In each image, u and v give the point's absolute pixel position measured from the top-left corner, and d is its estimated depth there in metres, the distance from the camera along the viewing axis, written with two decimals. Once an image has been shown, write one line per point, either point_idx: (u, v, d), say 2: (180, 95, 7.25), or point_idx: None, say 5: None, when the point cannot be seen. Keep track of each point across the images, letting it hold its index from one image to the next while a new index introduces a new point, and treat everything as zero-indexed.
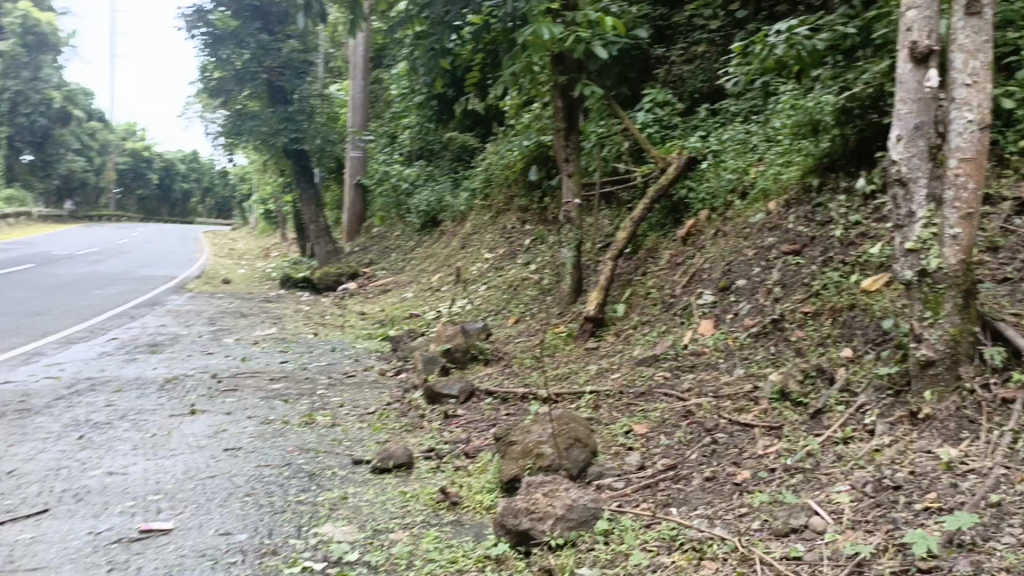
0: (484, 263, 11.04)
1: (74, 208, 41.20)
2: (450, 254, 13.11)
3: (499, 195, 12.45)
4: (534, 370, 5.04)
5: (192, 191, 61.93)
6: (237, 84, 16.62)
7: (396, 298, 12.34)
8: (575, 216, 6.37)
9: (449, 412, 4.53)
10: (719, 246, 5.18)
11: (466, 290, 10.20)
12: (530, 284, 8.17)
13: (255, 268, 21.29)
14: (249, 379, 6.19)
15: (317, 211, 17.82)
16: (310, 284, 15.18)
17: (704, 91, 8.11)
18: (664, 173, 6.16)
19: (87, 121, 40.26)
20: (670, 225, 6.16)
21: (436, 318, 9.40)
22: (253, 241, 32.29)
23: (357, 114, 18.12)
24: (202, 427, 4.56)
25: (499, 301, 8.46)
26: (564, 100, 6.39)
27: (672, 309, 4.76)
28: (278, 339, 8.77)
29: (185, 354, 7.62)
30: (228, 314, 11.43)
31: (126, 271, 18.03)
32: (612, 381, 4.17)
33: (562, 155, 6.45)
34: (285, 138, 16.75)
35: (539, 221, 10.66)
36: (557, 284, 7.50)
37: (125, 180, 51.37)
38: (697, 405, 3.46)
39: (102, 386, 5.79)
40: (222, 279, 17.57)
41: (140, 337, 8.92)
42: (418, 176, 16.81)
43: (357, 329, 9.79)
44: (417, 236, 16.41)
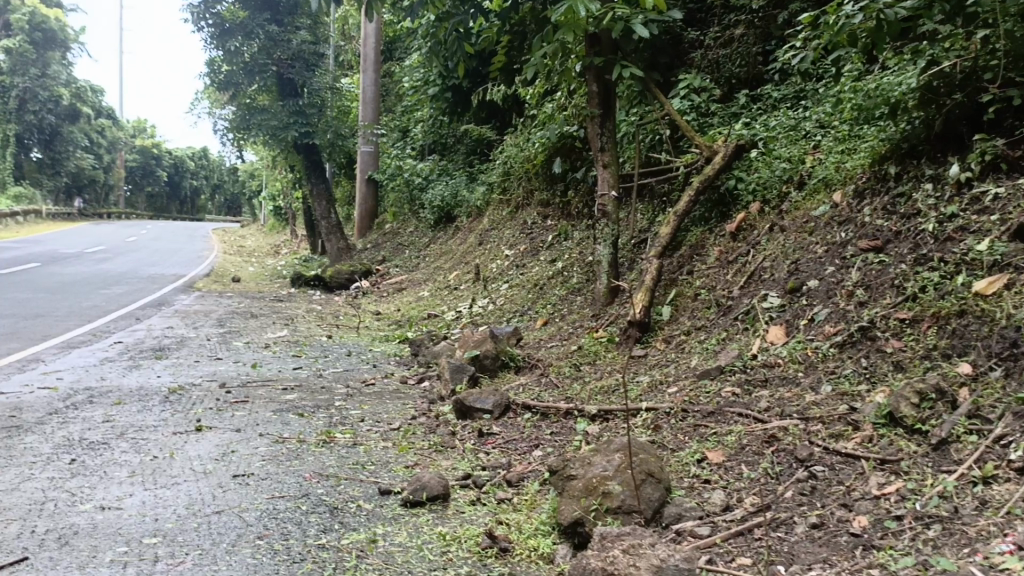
0: (504, 261, 10.57)
1: (83, 206, 40.93)
2: (467, 250, 12.66)
3: (518, 189, 11.98)
4: (575, 381, 4.56)
5: (201, 187, 61.70)
6: (246, 77, 16.18)
7: (412, 296, 11.89)
8: (611, 210, 5.89)
9: (484, 430, 4.05)
10: (778, 242, 4.68)
11: (486, 290, 9.72)
12: (557, 284, 7.68)
13: (265, 265, 20.88)
14: (261, 388, 5.72)
15: (328, 207, 17.38)
16: (322, 282, 14.75)
17: (741, 77, 7.61)
18: (709, 163, 5.66)
19: (97, 118, 39.99)
20: (716, 219, 5.66)
21: (456, 319, 8.93)
22: (263, 238, 31.92)
23: (368, 107, 17.67)
24: (207, 447, 4.09)
25: (523, 302, 7.97)
26: (599, 85, 5.92)
27: (730, 313, 4.26)
28: (290, 342, 8.31)
29: (193, 359, 7.16)
30: (238, 315, 11.00)
31: (134, 270, 17.63)
32: (670, 396, 3.68)
33: (596, 144, 5.96)
34: (295, 132, 16.29)
35: (562, 216, 10.19)
36: (588, 283, 7.02)
37: (135, 178, 51.17)
38: (781, 429, 2.97)
39: (101, 398, 5.34)
40: (231, 277, 17.16)
41: (146, 340, 8.48)
42: (432, 171, 16.60)
43: (373, 330, 9.34)
44: (432, 233, 15.94)
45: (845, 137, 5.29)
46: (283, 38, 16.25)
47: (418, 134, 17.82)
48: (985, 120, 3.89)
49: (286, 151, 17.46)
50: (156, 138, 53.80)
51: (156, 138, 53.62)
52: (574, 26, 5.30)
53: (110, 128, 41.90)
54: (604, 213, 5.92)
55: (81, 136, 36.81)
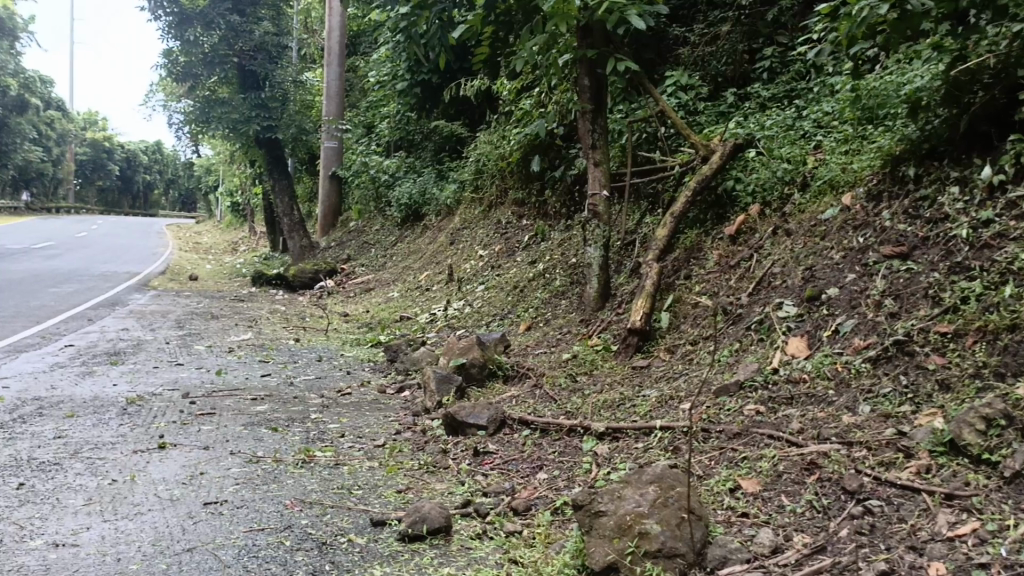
0: (478, 262, 10.24)
1: (32, 200, 39.57)
2: (437, 250, 12.32)
3: (491, 187, 11.66)
4: (573, 393, 4.27)
5: (156, 182, 60.25)
6: (205, 68, 15.60)
7: (381, 297, 11.52)
8: (602, 210, 5.62)
9: (480, 448, 3.75)
10: (786, 247, 4.44)
11: (460, 292, 9.39)
12: (539, 286, 7.38)
13: (224, 263, 20.25)
14: (227, 398, 5.32)
15: (291, 204, 16.87)
16: (285, 282, 14.28)
17: (728, 75, 7.40)
18: (705, 163, 5.40)
19: (47, 110, 38.71)
20: (713, 222, 5.41)
21: (430, 322, 8.58)
22: (219, 235, 31.17)
23: (332, 102, 17.21)
24: (173, 469, 3.70)
25: (503, 306, 7.66)
26: (592, 78, 5.63)
27: (740, 322, 4.00)
28: (255, 346, 7.90)
29: (151, 365, 6.71)
30: (198, 316, 10.52)
31: (85, 267, 16.97)
32: (686, 413, 3.40)
33: (587, 141, 5.67)
34: (256, 126, 15.75)
35: (538, 216, 9.93)
36: (573, 287, 6.75)
37: (86, 171, 49.71)
38: (821, 454, 2.71)
39: (51, 410, 4.89)
40: (189, 275, 16.58)
41: (100, 344, 7.99)
42: (399, 168, 16.20)
43: (343, 333, 8.96)
44: (398, 232, 15.54)
45: (850, 137, 5.07)
46: (245, 28, 15.71)
47: (384, 130, 17.38)
48: (1014, 120, 3.69)
49: (247, 146, 16.89)
50: (109, 131, 52.35)
51: (109, 131, 52.18)
52: (568, 15, 5.00)
53: (61, 120, 40.54)
54: (595, 213, 5.64)
55: (30, 128, 35.55)
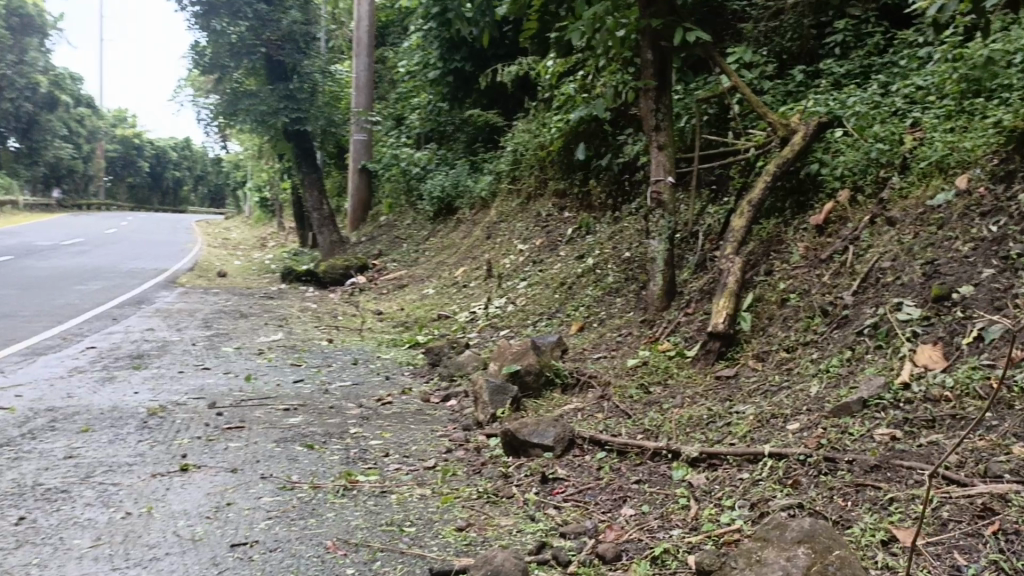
0: (518, 257, 9.74)
1: (63, 197, 39.69)
2: (472, 244, 11.86)
3: (529, 178, 11.15)
4: (648, 407, 3.75)
5: (185, 179, 60.47)
6: (232, 59, 15.21)
7: (415, 294, 11.07)
8: (667, 198, 5.09)
9: (548, 474, 3.24)
10: (892, 239, 3.87)
11: (500, 289, 8.89)
12: (589, 283, 6.85)
13: (252, 259, 19.93)
14: (257, 409, 4.86)
15: (320, 198, 16.48)
16: (315, 278, 13.88)
17: (793, 52, 6.85)
18: (785, 144, 4.84)
19: (77, 107, 38.76)
20: (794, 210, 4.85)
21: (470, 322, 8.09)
22: (247, 231, 30.95)
23: (362, 93, 16.80)
24: (197, 498, 3.22)
25: (549, 304, 7.14)
26: (655, 52, 5.06)
27: (847, 326, 3.45)
28: (288, 347, 7.46)
29: (176, 370, 6.27)
30: (227, 315, 10.12)
31: (112, 263, 16.68)
32: (798, 437, 2.86)
33: (650, 122, 5.12)
34: (285, 119, 15.35)
35: (582, 208, 9.48)
36: (628, 284, 6.25)
37: (116, 168, 49.93)
38: (996, 498, 2.17)
39: (66, 424, 4.45)
40: (218, 272, 16.26)
41: (124, 345, 7.58)
42: (431, 160, 15.79)
43: (378, 333, 8.50)
44: (430, 226, 15.07)
45: (953, 114, 4.50)
46: (273, 18, 15.32)
47: (414, 122, 16.95)
48: None
49: (275, 139, 16.50)
50: (138, 128, 52.53)
51: (139, 128, 52.35)
52: None
53: (91, 117, 40.53)
54: (660, 203, 5.10)
55: (61, 125, 35.58)
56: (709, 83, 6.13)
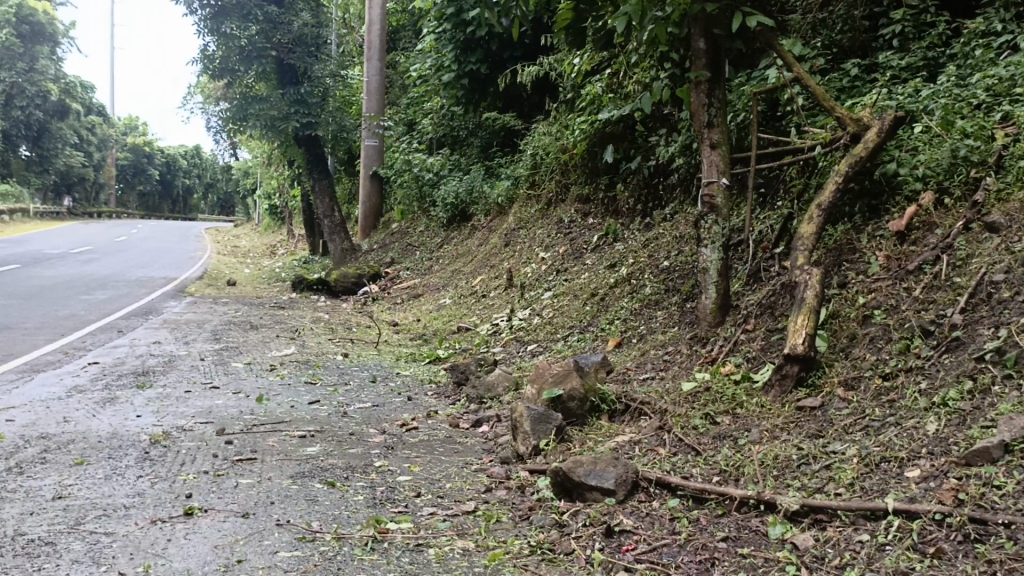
0: (540, 265, 9.26)
1: (71, 205, 39.42)
2: (490, 251, 11.40)
3: (550, 183, 10.69)
4: (720, 440, 3.26)
5: (193, 186, 60.29)
6: (242, 62, 14.81)
7: (432, 304, 10.61)
8: (721, 202, 4.59)
9: (613, 526, 2.74)
10: (998, 247, 3.38)
11: (524, 299, 8.41)
12: (625, 294, 6.37)
13: (261, 267, 19.52)
14: (270, 436, 4.37)
15: (331, 205, 16.04)
16: (326, 287, 13.43)
17: (843, 46, 6.39)
18: (857, 142, 4.34)
19: (87, 115, 38.58)
20: (865, 215, 4.36)
21: (494, 334, 7.61)
22: (256, 239, 30.60)
23: (373, 99, 16.35)
24: (201, 554, 2.73)
25: (580, 317, 6.66)
26: (708, 41, 4.56)
27: (960, 350, 2.95)
28: (300, 363, 6.98)
29: (182, 389, 5.80)
30: (236, 326, 9.67)
31: (120, 272, 16.30)
32: (925, 489, 2.37)
33: (702, 118, 4.62)
34: (296, 123, 14.94)
35: (608, 213, 9.03)
36: (669, 296, 5.77)
37: (125, 176, 49.79)
38: None
39: (57, 456, 3.97)
40: (226, 280, 15.83)
41: (127, 361, 7.13)
42: (444, 166, 15.39)
43: (395, 346, 8.03)
44: (444, 233, 14.61)
45: None
46: (284, 20, 14.93)
47: (427, 126, 16.54)
48: None
49: (285, 144, 16.08)
50: (147, 136, 52.39)
51: (148, 136, 52.18)
52: None
53: (100, 125, 40.31)
54: (713, 207, 4.60)
55: (70, 133, 35.33)
56: (757, 78, 5.64)
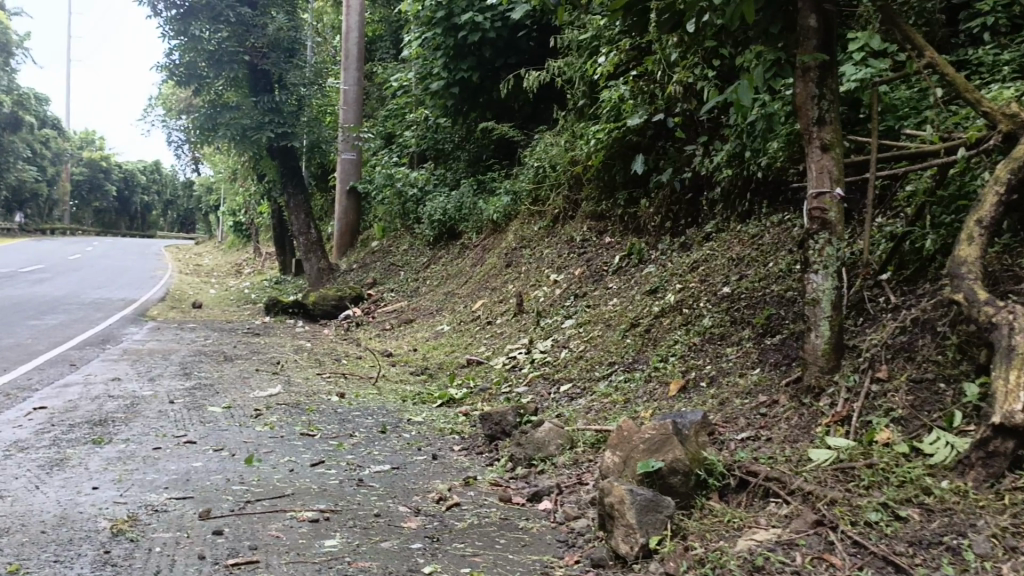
0: (552, 289, 8.34)
1: (25, 222, 37.71)
2: (487, 272, 10.48)
3: (556, 198, 9.83)
4: (925, 548, 2.36)
5: (154, 204, 58.54)
6: (212, 68, 13.73)
7: (426, 331, 9.65)
8: (835, 217, 3.72)
9: None
10: None
11: (540, 328, 7.48)
12: (677, 325, 5.47)
13: (230, 288, 18.36)
14: (274, 521, 3.35)
15: (308, 221, 14.99)
16: (304, 310, 12.38)
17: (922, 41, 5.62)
18: (1012, 143, 3.46)
19: (42, 129, 36.99)
20: (1018, 234, 3.63)
21: (511, 370, 6.68)
22: (221, 257, 29.33)
23: (351, 108, 15.36)
24: None
25: (621, 351, 5.76)
26: (819, 17, 3.71)
27: None
28: (292, 406, 5.97)
29: (150, 445, 4.73)
30: (207, 358, 8.58)
31: (75, 294, 15.02)
32: None
33: (810, 113, 3.75)
34: (270, 133, 13.89)
35: (629, 232, 8.20)
36: (739, 331, 4.90)
37: (83, 192, 48.08)
38: None
39: None
40: (193, 303, 14.67)
41: (82, 405, 6.00)
42: (429, 181, 14.50)
43: (395, 382, 7.06)
44: (430, 252, 13.61)
45: None
46: (258, 23, 13.92)
47: (410, 139, 15.63)
48: None
49: (258, 156, 15.00)
50: (107, 152, 50.73)
51: (107, 152, 50.53)
52: None
53: (57, 139, 38.68)
54: (825, 223, 3.71)
55: (24, 147, 33.72)
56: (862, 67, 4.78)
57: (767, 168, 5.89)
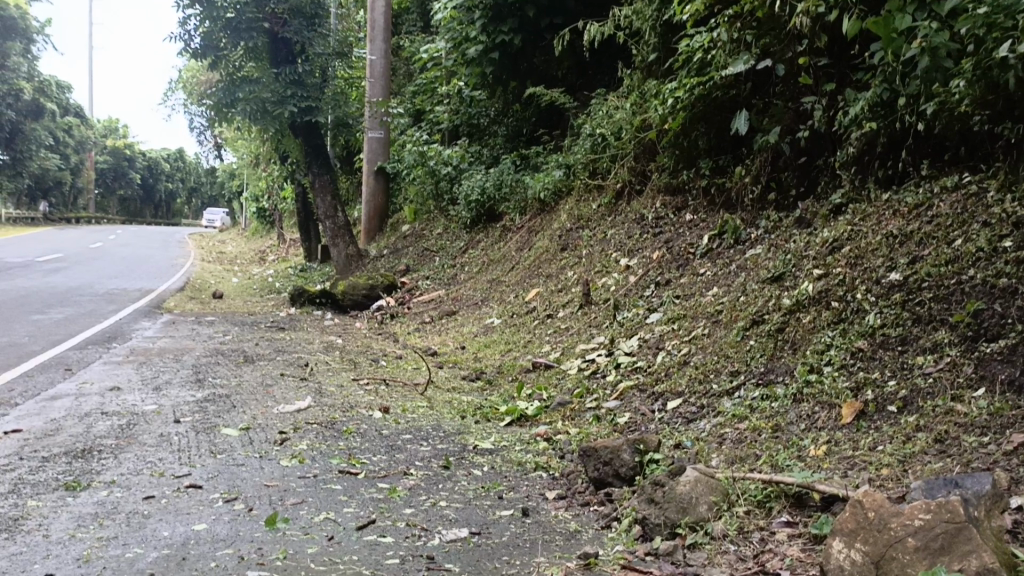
0: (625, 275, 7.07)
1: (47, 210, 36.90)
2: (538, 256, 9.20)
3: (620, 170, 8.52)
4: None
5: (177, 192, 57.72)
6: (229, 37, 12.51)
7: (472, 325, 8.40)
8: None
9: None
10: None
11: (618, 323, 6.21)
12: (826, 324, 4.18)
13: (252, 276, 17.25)
14: None
15: (334, 204, 13.76)
16: (332, 300, 11.17)
17: None
18: None
19: (62, 116, 36.11)
20: None
21: (591, 376, 5.43)
22: (244, 245, 28.19)
23: (377, 82, 14.05)
24: None
25: (745, 355, 4.48)
26: None
27: None
28: (324, 427, 4.74)
29: (138, 496, 3.50)
30: (225, 359, 7.39)
31: (88, 284, 13.93)
32: None
33: None
34: (293, 107, 12.66)
35: (717, 207, 6.90)
36: (931, 333, 3.63)
37: (105, 179, 47.38)
38: None
39: None
40: (211, 293, 13.53)
41: (65, 428, 4.80)
42: (463, 158, 13.25)
43: (446, 390, 5.82)
44: (467, 235, 12.33)
45: None
46: None
47: (441, 114, 14.33)
48: None
49: (280, 134, 13.79)
50: (129, 139, 49.93)
51: (129, 139, 49.73)
52: None
53: (80, 126, 37.86)
54: None
55: (44, 135, 32.81)
56: None
57: (933, 118, 4.60)
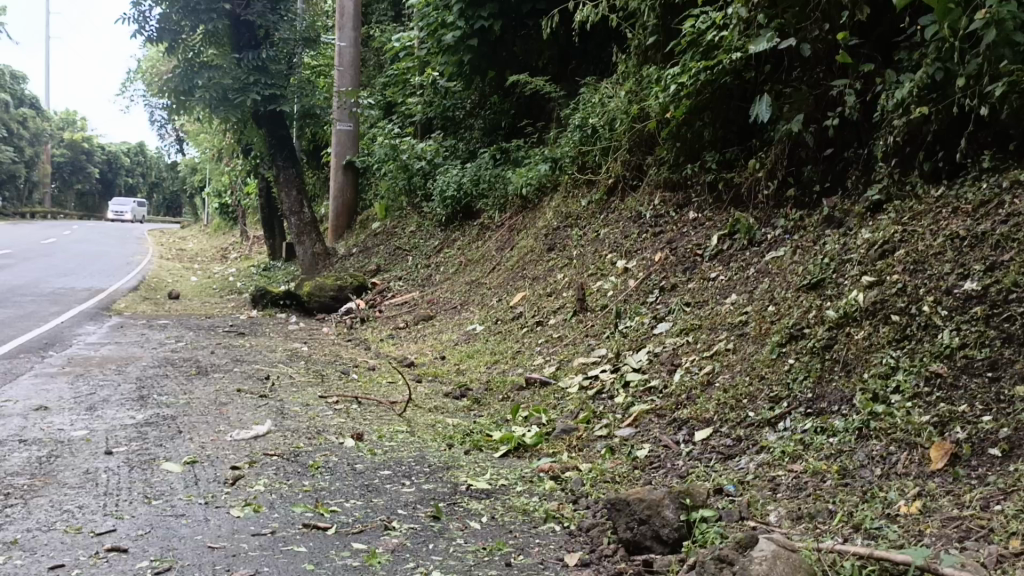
0: (624, 279, 6.38)
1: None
2: (521, 256, 8.48)
3: (613, 163, 7.83)
4: None
5: (137, 187, 56.10)
6: (188, 18, 11.62)
7: (452, 332, 7.66)
8: None
9: None
10: None
11: (621, 333, 5.52)
12: (886, 342, 3.52)
13: (212, 275, 16.31)
14: None
15: (300, 198, 12.92)
16: (297, 302, 10.36)
17: None
18: None
19: (16, 107, 34.65)
20: None
21: (594, 396, 4.73)
22: (206, 241, 27.10)
23: (349, 71, 13.13)
24: None
25: (784, 377, 3.81)
26: None
27: None
28: (285, 461, 3.97)
29: (39, 566, 2.71)
30: (175, 370, 6.55)
31: (33, 283, 12.92)
32: None
33: None
34: (256, 95, 11.81)
35: (726, 205, 6.23)
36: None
37: (63, 173, 45.77)
38: None
39: None
40: (167, 293, 12.61)
41: None
42: (438, 152, 12.50)
43: (426, 410, 5.08)
44: (442, 234, 11.58)
45: None
46: None
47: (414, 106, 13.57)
48: None
49: (243, 124, 12.89)
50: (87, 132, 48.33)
51: (87, 132, 48.14)
52: None
53: (35, 117, 36.37)
54: None
55: None
56: None
57: (1000, 101, 3.97)
